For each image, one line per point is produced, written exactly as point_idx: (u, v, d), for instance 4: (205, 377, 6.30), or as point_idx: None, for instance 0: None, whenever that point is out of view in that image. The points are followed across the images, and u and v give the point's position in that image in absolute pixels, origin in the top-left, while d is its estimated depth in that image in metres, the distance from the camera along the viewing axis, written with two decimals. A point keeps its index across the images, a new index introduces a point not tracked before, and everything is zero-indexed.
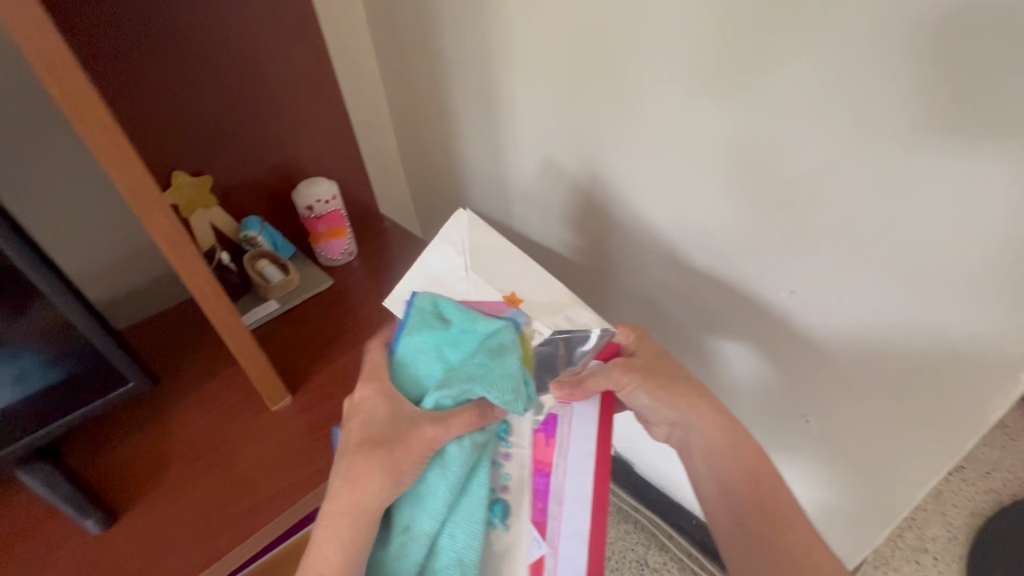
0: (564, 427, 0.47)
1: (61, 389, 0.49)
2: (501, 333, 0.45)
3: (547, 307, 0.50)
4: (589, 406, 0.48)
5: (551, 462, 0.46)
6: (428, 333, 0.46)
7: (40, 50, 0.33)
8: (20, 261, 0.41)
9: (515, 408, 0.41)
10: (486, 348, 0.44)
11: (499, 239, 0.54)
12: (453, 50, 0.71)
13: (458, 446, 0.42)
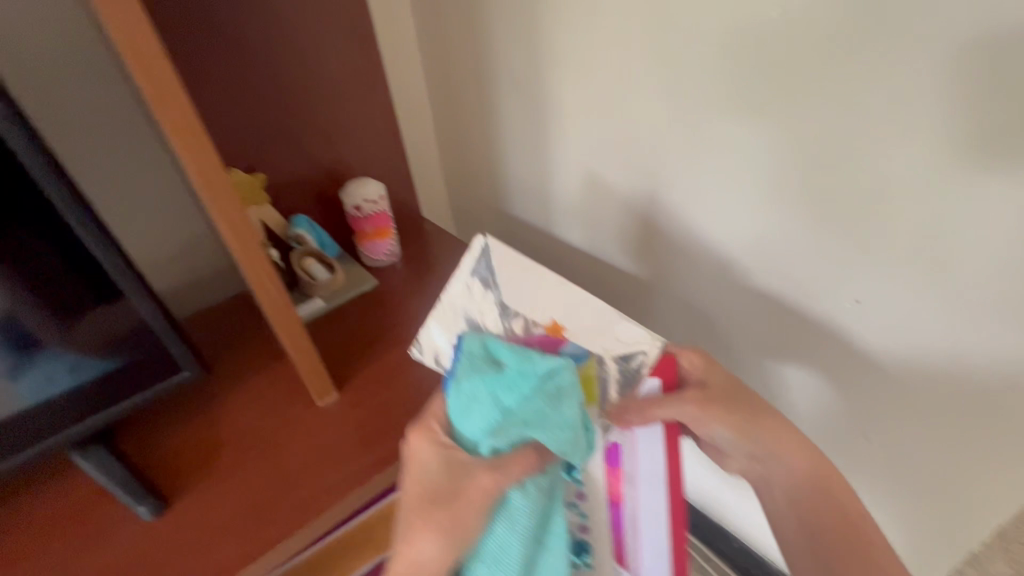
0: (629, 458, 0.46)
1: (119, 378, 0.51)
2: (562, 374, 0.39)
3: (594, 333, 0.46)
4: (653, 431, 0.45)
5: (621, 493, 0.46)
6: (479, 378, 0.39)
7: (129, 36, 0.34)
8: (98, 248, 0.44)
9: (574, 457, 0.39)
10: (546, 393, 0.39)
11: (520, 261, 0.49)
12: (501, 54, 0.71)
13: (521, 495, 0.40)
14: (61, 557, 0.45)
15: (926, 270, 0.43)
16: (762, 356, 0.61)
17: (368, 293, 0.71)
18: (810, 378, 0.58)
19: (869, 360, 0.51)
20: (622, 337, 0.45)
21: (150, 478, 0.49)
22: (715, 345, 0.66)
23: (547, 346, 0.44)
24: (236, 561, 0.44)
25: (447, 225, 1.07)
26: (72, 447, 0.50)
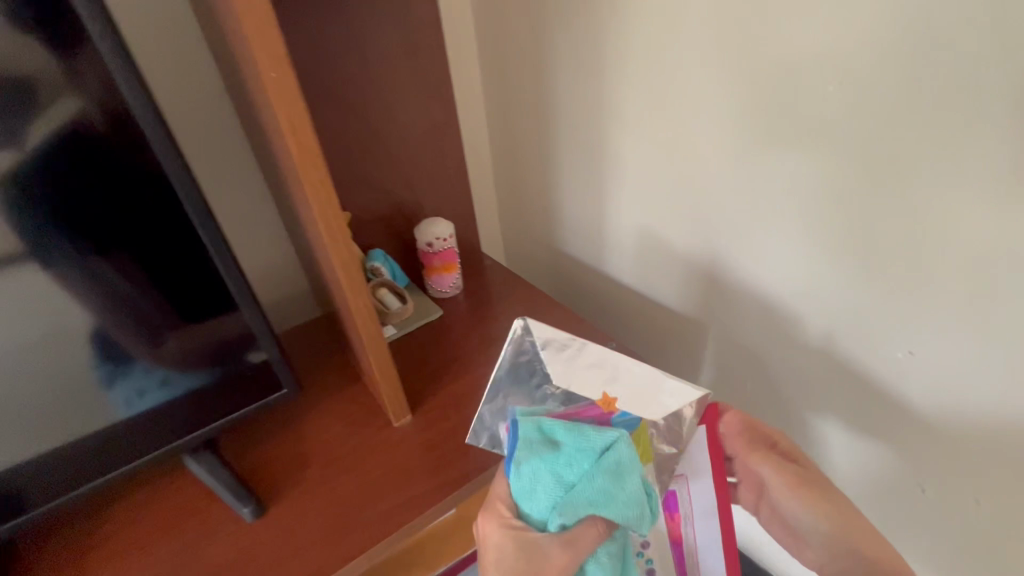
0: (684, 505, 0.53)
1: (223, 388, 0.59)
2: (619, 449, 0.43)
3: (643, 395, 0.48)
4: (700, 471, 0.52)
5: (680, 534, 0.54)
6: (541, 461, 0.43)
7: (289, 110, 0.41)
8: (231, 280, 0.54)
9: (641, 526, 0.43)
10: (607, 470, 0.42)
11: (559, 334, 0.50)
12: (564, 107, 0.78)
13: (596, 564, 0.44)
14: (176, 552, 0.52)
15: (978, 325, 0.47)
16: (813, 397, 0.64)
17: (435, 322, 0.78)
18: (858, 420, 0.61)
19: (920, 407, 0.54)
20: (668, 393, 0.48)
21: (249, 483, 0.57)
22: (764, 385, 0.70)
23: (601, 419, 0.47)
24: (331, 564, 0.49)
25: (501, 258, 1.15)
26: (188, 451, 0.59)
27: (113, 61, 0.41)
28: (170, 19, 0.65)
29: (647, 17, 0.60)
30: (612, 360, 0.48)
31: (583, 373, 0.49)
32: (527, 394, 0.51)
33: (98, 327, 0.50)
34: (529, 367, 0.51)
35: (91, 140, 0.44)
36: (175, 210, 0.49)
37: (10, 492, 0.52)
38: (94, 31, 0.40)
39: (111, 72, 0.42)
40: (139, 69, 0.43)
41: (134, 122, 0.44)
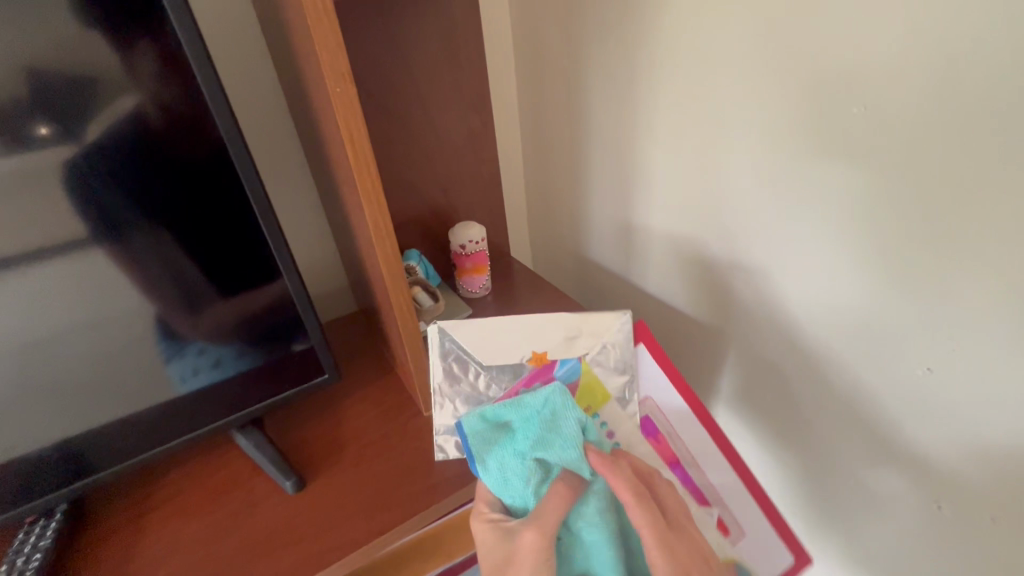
0: (662, 423, 0.56)
1: (270, 371, 0.65)
2: (551, 402, 0.47)
3: (573, 340, 0.54)
4: (663, 385, 0.55)
5: (672, 455, 0.56)
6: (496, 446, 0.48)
7: (347, 119, 0.44)
8: (286, 270, 0.60)
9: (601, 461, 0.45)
10: (548, 424, 0.47)
11: (476, 321, 0.53)
12: (596, 121, 0.81)
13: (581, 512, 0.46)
14: (225, 517, 0.57)
15: (995, 343, 0.48)
16: (829, 409, 0.66)
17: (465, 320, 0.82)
18: (872, 435, 0.62)
19: (935, 424, 0.55)
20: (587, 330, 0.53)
21: (291, 460, 0.62)
22: (780, 395, 0.72)
23: (545, 378, 0.53)
24: (364, 537, 0.53)
25: (528, 261, 1.18)
26: (237, 428, 0.65)
27: (199, 71, 0.48)
28: (238, 32, 0.72)
29: (678, 38, 0.63)
30: (532, 323, 0.54)
31: (507, 347, 0.54)
32: (471, 385, 0.55)
33: (167, 308, 0.56)
34: (460, 363, 0.55)
35: (174, 140, 0.50)
36: (241, 204, 0.55)
37: (82, 455, 0.58)
38: (186, 46, 0.47)
39: (196, 81, 0.48)
40: (220, 79, 0.49)
41: (211, 124, 0.51)
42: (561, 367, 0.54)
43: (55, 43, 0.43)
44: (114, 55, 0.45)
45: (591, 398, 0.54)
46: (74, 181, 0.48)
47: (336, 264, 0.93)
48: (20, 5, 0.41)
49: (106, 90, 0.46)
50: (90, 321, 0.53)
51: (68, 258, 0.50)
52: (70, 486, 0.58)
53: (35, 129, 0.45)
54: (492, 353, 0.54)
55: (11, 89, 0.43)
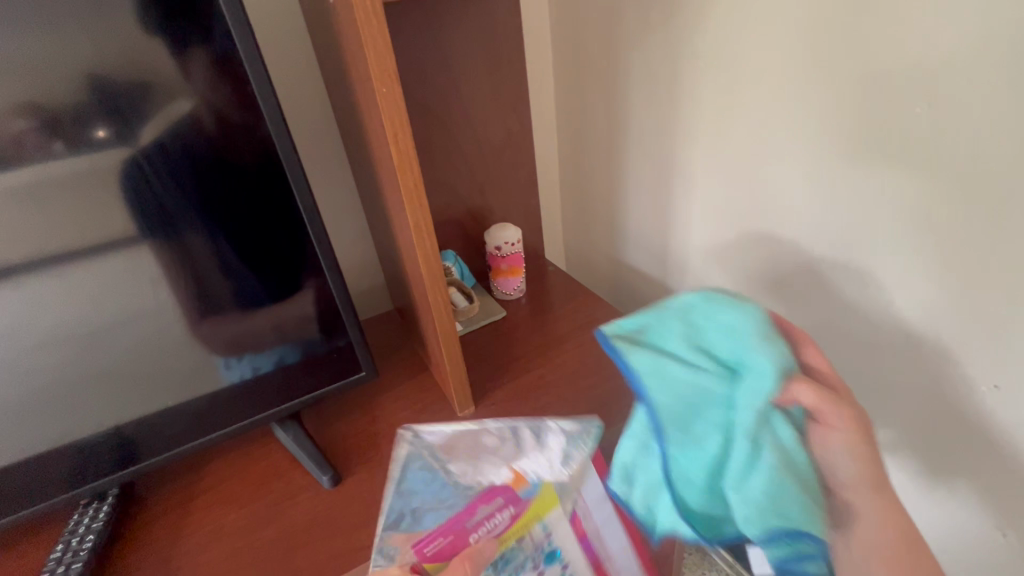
0: (582, 509, 0.53)
1: (309, 365, 0.66)
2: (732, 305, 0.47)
3: (542, 466, 0.53)
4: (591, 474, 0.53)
5: (584, 534, 0.53)
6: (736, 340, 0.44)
7: (388, 112, 0.44)
8: (328, 269, 0.61)
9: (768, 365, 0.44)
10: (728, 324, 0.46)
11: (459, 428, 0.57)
12: (634, 120, 0.80)
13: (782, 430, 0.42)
14: (266, 507, 0.59)
15: None
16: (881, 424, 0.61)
17: (499, 322, 0.82)
18: (916, 460, 0.59)
19: (993, 452, 0.51)
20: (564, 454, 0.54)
21: (328, 456, 0.63)
22: None
23: (510, 498, 0.51)
24: None
25: (562, 264, 1.17)
26: (276, 421, 0.66)
27: (255, 74, 0.50)
28: (289, 36, 0.74)
29: (720, 36, 0.61)
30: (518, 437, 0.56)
31: (481, 464, 0.55)
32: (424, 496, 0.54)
33: (215, 301, 0.58)
34: (427, 475, 0.55)
35: (227, 139, 0.52)
36: (287, 200, 0.57)
37: (130, 442, 0.60)
38: (242, 50, 0.49)
39: (250, 84, 0.50)
40: (272, 82, 0.51)
41: (263, 124, 0.52)
42: (527, 487, 0.52)
43: (120, 50, 0.46)
44: (171, 61, 0.47)
45: (545, 508, 0.52)
46: (136, 179, 0.50)
47: (373, 264, 0.94)
48: (90, 12, 0.44)
49: (167, 94, 0.48)
50: (143, 312, 0.55)
51: (128, 252, 0.52)
52: (120, 471, 0.60)
53: (97, 132, 0.47)
54: (466, 466, 0.55)
55: (80, 94, 0.46)
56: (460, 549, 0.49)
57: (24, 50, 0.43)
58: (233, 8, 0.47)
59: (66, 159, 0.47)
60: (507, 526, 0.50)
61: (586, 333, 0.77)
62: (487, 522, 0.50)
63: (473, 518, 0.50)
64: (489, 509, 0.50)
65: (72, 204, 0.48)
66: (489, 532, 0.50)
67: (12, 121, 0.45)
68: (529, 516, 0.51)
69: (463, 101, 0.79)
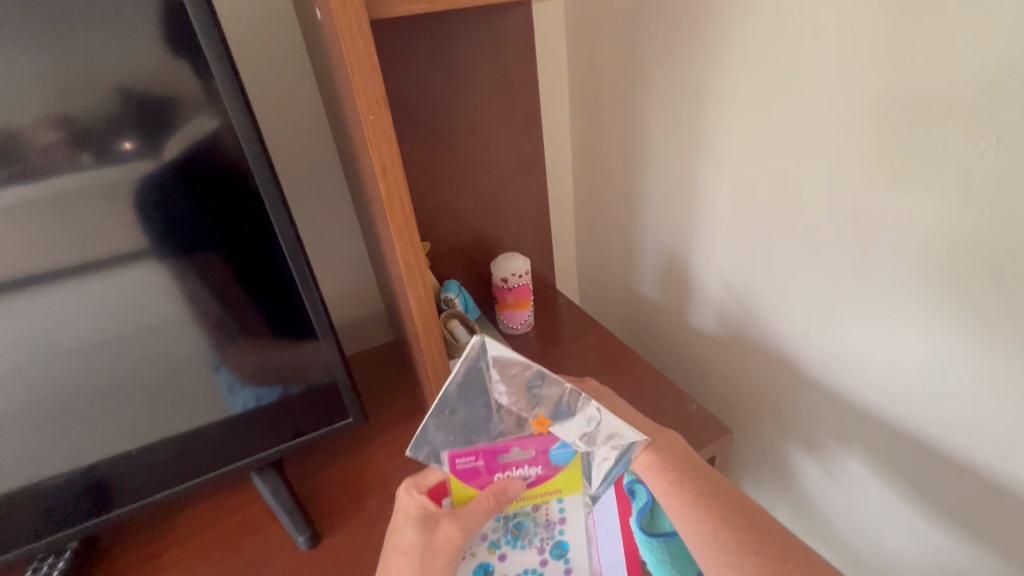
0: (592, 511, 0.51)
1: (293, 409, 0.60)
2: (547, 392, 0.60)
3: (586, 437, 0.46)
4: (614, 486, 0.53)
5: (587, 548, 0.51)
6: None
7: (378, 139, 0.39)
8: (311, 308, 0.56)
9: None
10: None
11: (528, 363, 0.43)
12: (655, 145, 0.74)
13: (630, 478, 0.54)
14: (238, 568, 0.54)
15: None
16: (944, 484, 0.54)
17: None
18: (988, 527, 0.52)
19: None
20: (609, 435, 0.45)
21: (308, 510, 0.58)
22: (874, 476, 0.61)
23: (537, 449, 0.47)
24: None
25: (576, 296, 1.11)
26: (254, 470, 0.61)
27: (230, 104, 0.45)
28: (288, 55, 0.70)
29: (752, 59, 0.56)
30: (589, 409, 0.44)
31: (537, 397, 0.45)
32: (472, 410, 0.45)
33: (191, 343, 0.53)
34: (482, 390, 0.45)
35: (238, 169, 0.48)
36: (268, 238, 0.51)
37: (94, 494, 0.55)
38: (219, 78, 0.44)
39: (228, 109, 0.46)
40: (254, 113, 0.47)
41: (242, 159, 0.48)
42: (560, 450, 0.47)
43: (84, 68, 0.41)
44: (141, 82, 0.43)
45: (566, 487, 0.49)
46: (97, 209, 0.45)
47: (374, 295, 0.89)
48: (57, 27, 0.40)
49: (135, 117, 0.44)
50: (121, 349, 0.50)
51: (94, 290, 0.47)
52: (80, 526, 0.55)
53: (123, 144, 0.44)
54: (528, 402, 0.45)
55: (108, 105, 0.43)
56: (483, 483, 0.47)
57: (49, 59, 0.40)
58: (209, 34, 0.43)
59: (18, 185, 0.42)
60: (533, 483, 0.48)
61: (598, 375, 0.71)
62: (517, 469, 0.47)
63: (508, 453, 0.46)
64: (520, 457, 0.47)
65: (96, 217, 0.45)
66: (514, 478, 0.47)
67: (41, 132, 0.42)
68: (553, 486, 0.49)
69: (474, 122, 0.74)
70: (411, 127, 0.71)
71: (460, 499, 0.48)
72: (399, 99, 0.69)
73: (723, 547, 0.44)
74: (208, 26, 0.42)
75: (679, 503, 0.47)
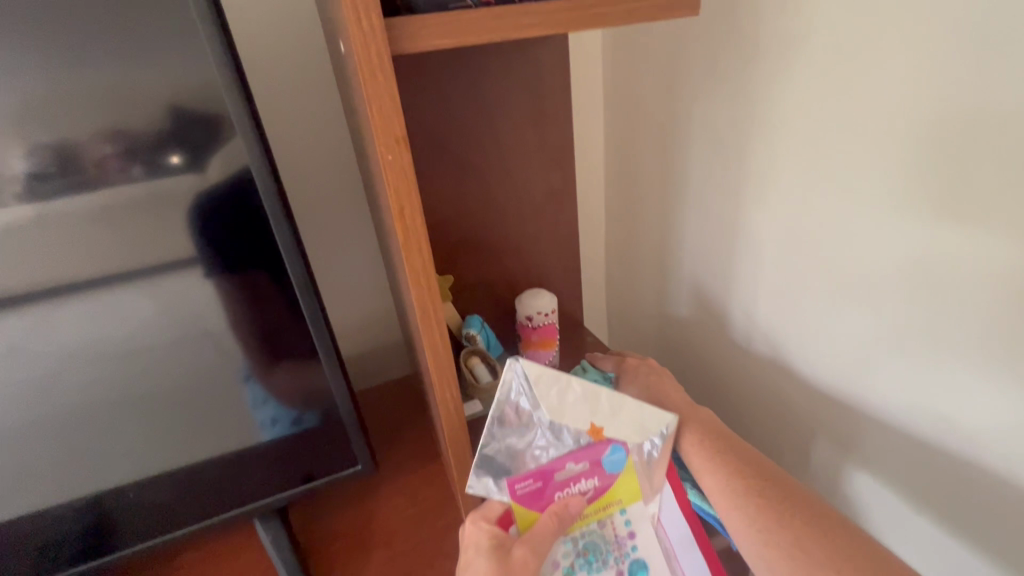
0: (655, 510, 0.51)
1: (299, 454, 0.57)
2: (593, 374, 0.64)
3: (629, 434, 0.47)
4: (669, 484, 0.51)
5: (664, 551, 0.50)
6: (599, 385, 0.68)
7: (398, 183, 0.37)
8: (321, 348, 0.53)
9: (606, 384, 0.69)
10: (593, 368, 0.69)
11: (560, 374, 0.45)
12: (695, 181, 0.70)
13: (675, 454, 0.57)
14: None
15: None
16: None
17: None
18: None
19: None
20: (651, 425, 0.47)
21: (308, 562, 0.57)
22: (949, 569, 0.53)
23: (592, 460, 0.47)
24: None
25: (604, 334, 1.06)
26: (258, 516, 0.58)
27: (243, 138, 0.43)
28: (319, 85, 0.70)
29: (813, 95, 0.51)
30: (627, 407, 0.47)
31: (575, 406, 0.45)
32: (518, 433, 0.46)
33: (199, 380, 0.51)
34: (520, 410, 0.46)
35: (241, 196, 0.45)
36: (277, 277, 0.49)
37: (93, 535, 0.53)
38: (231, 109, 0.42)
39: (235, 138, 0.43)
40: (269, 145, 0.45)
41: (254, 193, 0.45)
42: (611, 457, 0.47)
43: (138, 83, 0.41)
44: (193, 98, 0.42)
45: (625, 497, 0.50)
46: (138, 227, 0.44)
47: (392, 329, 0.87)
48: (115, 43, 0.39)
49: (184, 133, 0.43)
50: (131, 383, 0.49)
51: (107, 321, 0.46)
52: (77, 568, 0.53)
53: (170, 157, 0.43)
54: (568, 412, 0.45)
55: (164, 120, 0.42)
56: (545, 504, 0.48)
57: (106, 74, 0.40)
58: (223, 65, 0.41)
59: (67, 198, 0.42)
60: (592, 497, 0.49)
61: None
62: (575, 484, 0.48)
63: (564, 468, 0.47)
64: (574, 471, 0.47)
65: (142, 228, 0.44)
66: (574, 494, 0.48)
67: (98, 146, 0.41)
68: (614, 496, 0.49)
69: (505, 153, 0.72)
70: (439, 157, 0.69)
71: (525, 526, 0.47)
72: (428, 130, 0.67)
73: (733, 489, 0.49)
74: (223, 58, 0.41)
75: (697, 454, 0.51)
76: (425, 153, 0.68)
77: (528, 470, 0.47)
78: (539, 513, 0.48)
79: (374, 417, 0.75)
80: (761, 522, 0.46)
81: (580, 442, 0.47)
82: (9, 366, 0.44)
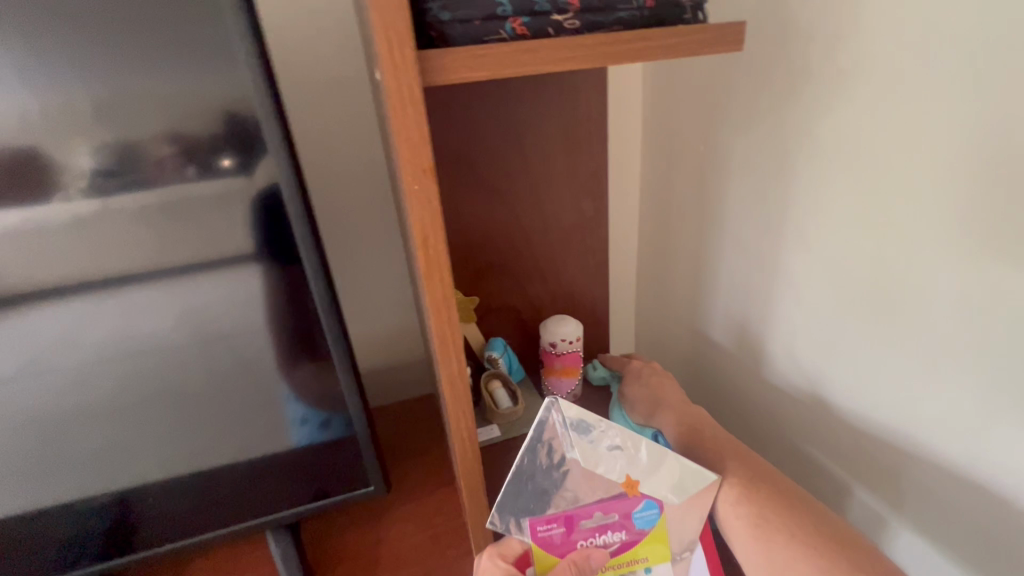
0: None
1: (314, 470, 0.58)
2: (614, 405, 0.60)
3: (662, 486, 0.45)
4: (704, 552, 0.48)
5: None
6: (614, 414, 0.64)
7: (422, 213, 0.37)
8: (340, 368, 0.53)
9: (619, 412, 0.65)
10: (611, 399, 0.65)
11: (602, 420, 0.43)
12: (734, 214, 0.67)
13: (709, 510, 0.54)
14: None
15: None
16: None
17: None
18: None
19: None
20: (686, 479, 0.46)
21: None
22: None
23: (621, 510, 0.46)
24: None
25: None
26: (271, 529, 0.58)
27: (276, 163, 0.44)
28: (359, 105, 0.72)
29: (865, 132, 0.48)
30: (665, 458, 0.45)
31: (611, 454, 0.44)
32: (548, 475, 0.45)
33: (223, 391, 0.52)
34: (553, 452, 0.44)
35: (272, 214, 0.46)
36: (302, 295, 0.49)
37: (114, 534, 0.55)
38: (269, 132, 0.43)
39: (273, 159, 0.44)
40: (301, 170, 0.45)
41: (285, 216, 0.46)
42: (640, 510, 0.46)
43: (194, 90, 0.42)
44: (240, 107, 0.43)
45: (652, 556, 0.47)
46: (185, 225, 0.45)
47: (416, 346, 0.87)
48: (178, 50, 0.41)
49: (230, 138, 0.43)
50: (160, 391, 0.50)
51: (140, 327, 0.47)
52: (97, 564, 0.55)
53: (222, 160, 0.44)
54: (604, 459, 0.44)
55: (216, 125, 0.43)
56: (566, 551, 0.47)
57: (170, 78, 0.41)
58: (262, 93, 0.42)
59: (129, 194, 0.44)
60: (616, 552, 0.47)
61: None
62: (600, 535, 0.46)
63: (590, 516, 0.46)
64: (601, 521, 0.46)
65: (191, 226, 0.45)
66: (597, 545, 0.47)
67: (156, 146, 0.43)
68: (640, 554, 0.47)
69: (537, 177, 0.71)
70: (470, 179, 0.69)
71: (543, 569, 0.47)
72: (461, 152, 0.67)
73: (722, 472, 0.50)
74: (261, 87, 0.42)
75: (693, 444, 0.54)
76: (456, 175, 0.68)
77: (553, 513, 0.46)
78: (557, 558, 0.46)
79: (391, 436, 0.75)
80: (746, 504, 0.48)
81: (612, 490, 0.45)
82: (50, 362, 0.47)
